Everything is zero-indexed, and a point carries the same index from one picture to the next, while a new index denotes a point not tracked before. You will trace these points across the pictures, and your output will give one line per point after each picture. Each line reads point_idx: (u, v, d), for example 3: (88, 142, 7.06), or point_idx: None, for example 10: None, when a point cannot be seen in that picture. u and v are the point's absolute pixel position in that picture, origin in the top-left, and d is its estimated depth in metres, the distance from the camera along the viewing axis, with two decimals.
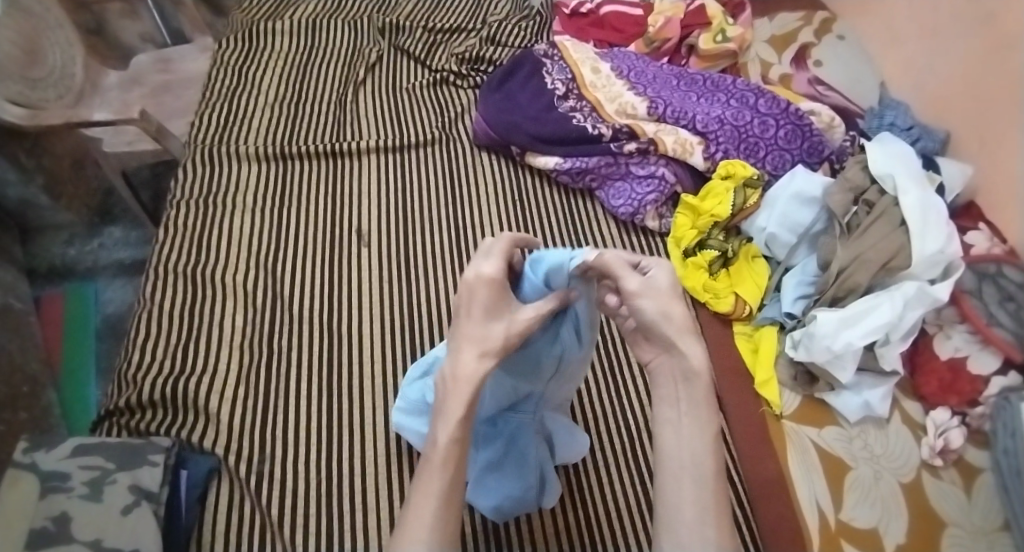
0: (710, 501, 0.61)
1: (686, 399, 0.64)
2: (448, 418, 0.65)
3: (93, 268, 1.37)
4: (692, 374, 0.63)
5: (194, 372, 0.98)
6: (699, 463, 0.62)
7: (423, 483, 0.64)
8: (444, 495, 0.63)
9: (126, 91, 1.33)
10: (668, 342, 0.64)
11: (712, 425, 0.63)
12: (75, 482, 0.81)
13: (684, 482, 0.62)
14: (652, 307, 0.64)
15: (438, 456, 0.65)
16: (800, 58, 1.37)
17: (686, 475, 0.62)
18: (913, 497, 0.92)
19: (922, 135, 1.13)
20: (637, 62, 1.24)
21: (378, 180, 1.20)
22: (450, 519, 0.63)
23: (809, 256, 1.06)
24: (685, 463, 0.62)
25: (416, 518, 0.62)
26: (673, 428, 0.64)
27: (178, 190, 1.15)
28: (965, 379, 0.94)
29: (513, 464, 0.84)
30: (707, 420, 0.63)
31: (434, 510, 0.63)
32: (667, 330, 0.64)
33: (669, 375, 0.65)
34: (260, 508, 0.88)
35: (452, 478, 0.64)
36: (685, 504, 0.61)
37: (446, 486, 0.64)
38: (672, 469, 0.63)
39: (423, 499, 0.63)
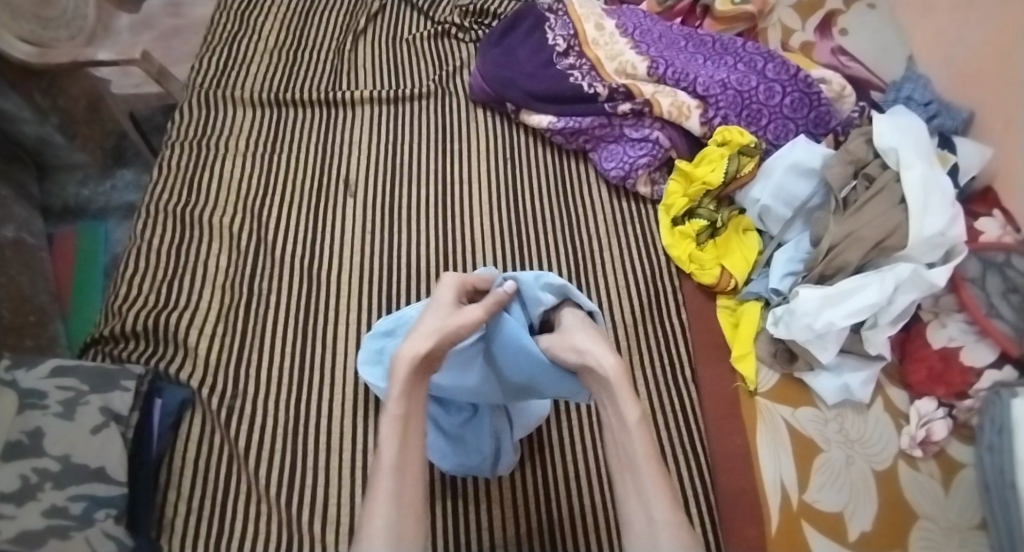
0: (651, 490, 0.70)
1: (614, 403, 0.74)
2: (391, 400, 0.74)
3: (105, 208, 1.42)
4: (610, 376, 0.75)
5: (175, 308, 1.01)
6: (633, 453, 0.72)
7: (376, 465, 0.71)
8: (394, 474, 0.69)
9: (138, 34, 1.35)
10: (583, 353, 0.77)
11: (632, 412, 0.73)
12: (51, 401, 0.85)
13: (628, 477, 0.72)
14: (581, 337, 0.78)
15: (394, 433, 0.72)
16: (824, 26, 1.28)
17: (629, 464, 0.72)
18: (885, 485, 0.89)
19: (941, 111, 1.07)
20: (644, 20, 1.19)
21: (370, 132, 1.20)
22: (407, 490, 0.69)
23: (803, 233, 1.02)
24: (625, 456, 0.73)
25: (376, 496, 0.68)
26: (615, 432, 0.74)
27: (174, 131, 1.17)
28: (955, 371, 0.90)
29: (471, 434, 0.89)
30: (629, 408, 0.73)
31: (388, 486, 0.68)
32: (582, 345, 0.77)
33: (601, 385, 0.76)
34: (229, 441, 0.92)
35: (401, 451, 0.71)
36: (630, 495, 0.71)
37: (394, 464, 0.70)
38: (626, 465, 0.72)
39: (379, 477, 0.70)
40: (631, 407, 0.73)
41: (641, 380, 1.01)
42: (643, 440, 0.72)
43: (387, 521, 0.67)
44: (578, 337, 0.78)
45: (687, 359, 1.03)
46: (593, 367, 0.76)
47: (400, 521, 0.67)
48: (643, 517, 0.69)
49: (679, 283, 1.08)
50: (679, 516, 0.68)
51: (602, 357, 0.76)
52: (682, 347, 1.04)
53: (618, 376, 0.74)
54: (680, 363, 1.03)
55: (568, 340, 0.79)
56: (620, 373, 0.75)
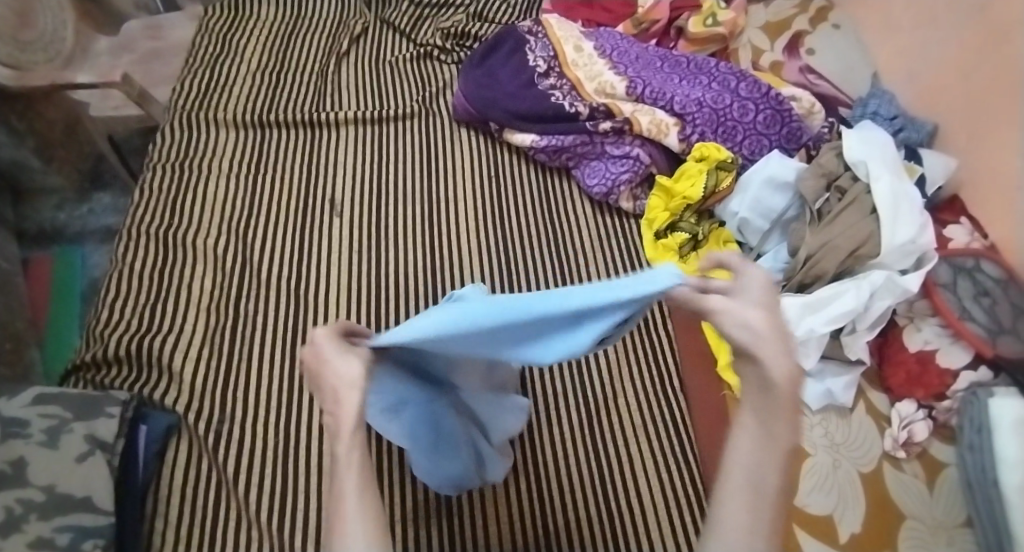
0: (768, 523, 0.51)
1: (769, 414, 0.52)
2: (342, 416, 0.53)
3: (81, 232, 1.40)
4: None
5: (159, 332, 0.99)
6: None
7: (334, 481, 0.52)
8: (363, 474, 0.52)
9: (117, 57, 1.35)
10: (753, 340, 0.53)
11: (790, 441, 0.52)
12: (33, 429, 0.83)
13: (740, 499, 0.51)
14: (751, 316, 0.54)
15: (348, 448, 0.52)
16: (793, 46, 1.32)
17: None
18: (871, 487, 0.91)
19: (907, 125, 1.12)
20: (622, 42, 1.23)
21: (354, 152, 1.21)
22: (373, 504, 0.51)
23: (780, 244, 1.05)
24: (746, 475, 0.52)
25: (341, 499, 0.51)
26: (745, 442, 0.53)
27: (155, 154, 1.16)
28: (933, 373, 0.93)
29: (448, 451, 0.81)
30: None
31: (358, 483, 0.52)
32: (758, 330, 0.53)
33: (753, 388, 0.53)
34: (217, 466, 0.90)
35: (367, 459, 0.53)
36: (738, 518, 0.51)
37: (365, 459, 0.53)
38: None
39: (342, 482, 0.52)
40: None
41: (632, 392, 1.02)
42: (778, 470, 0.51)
43: (363, 519, 0.50)
44: (737, 304, 0.55)
45: (676, 370, 1.04)
46: (754, 358, 0.53)
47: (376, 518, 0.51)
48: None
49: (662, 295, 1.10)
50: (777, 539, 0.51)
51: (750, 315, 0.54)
52: (671, 360, 1.05)
53: None
54: (668, 375, 1.04)
55: (729, 305, 0.55)
56: (801, 387, 0.52)
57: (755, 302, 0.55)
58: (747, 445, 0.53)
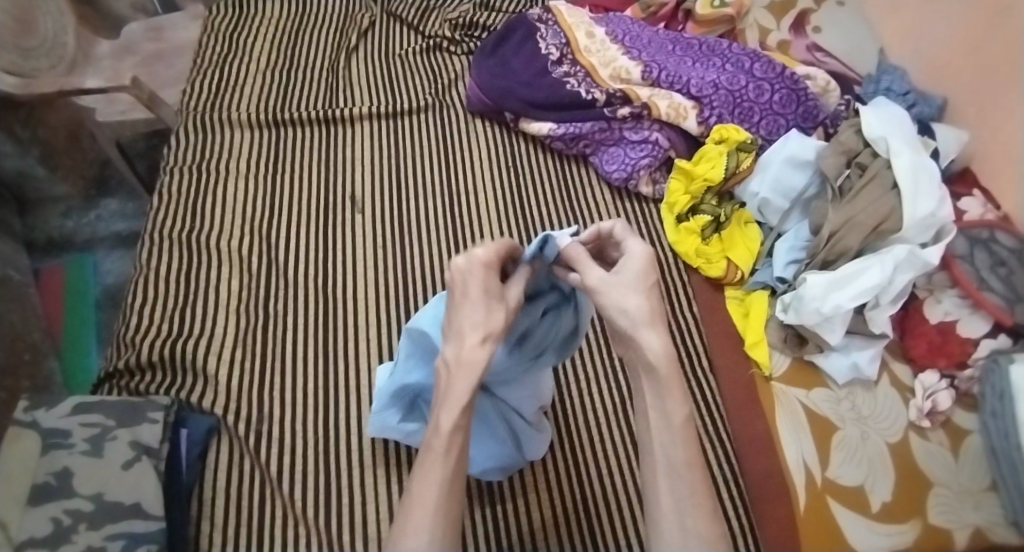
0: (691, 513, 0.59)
1: (659, 397, 0.62)
2: (453, 405, 0.63)
3: (91, 240, 1.38)
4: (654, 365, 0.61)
5: (189, 336, 0.99)
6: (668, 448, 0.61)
7: (424, 472, 0.62)
8: (445, 484, 0.62)
9: (120, 60, 1.33)
10: (631, 329, 0.61)
11: (679, 412, 0.61)
12: (75, 439, 0.83)
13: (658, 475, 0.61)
14: (633, 302, 0.62)
15: (440, 445, 0.63)
16: (799, 25, 1.33)
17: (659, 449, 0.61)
18: (900, 459, 0.93)
19: (919, 100, 1.13)
20: (632, 27, 1.23)
21: (371, 148, 1.20)
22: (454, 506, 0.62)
23: (801, 222, 1.06)
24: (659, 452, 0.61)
25: (419, 506, 0.61)
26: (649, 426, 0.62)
27: (171, 157, 1.16)
28: (955, 342, 0.95)
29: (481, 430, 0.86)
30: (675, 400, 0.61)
31: (435, 497, 0.61)
32: (636, 318, 0.61)
33: (644, 373, 0.62)
34: (260, 466, 0.90)
35: (453, 465, 0.63)
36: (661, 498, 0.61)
37: (447, 474, 0.62)
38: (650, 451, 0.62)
39: (425, 487, 0.62)
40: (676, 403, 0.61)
41: None
42: (684, 440, 0.61)
43: (429, 534, 0.59)
44: (625, 296, 0.62)
45: (704, 350, 1.06)
46: (636, 345, 0.62)
47: (442, 532, 0.60)
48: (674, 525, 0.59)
49: (686, 277, 1.12)
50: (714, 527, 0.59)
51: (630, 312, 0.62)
52: (698, 340, 1.07)
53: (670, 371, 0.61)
54: (697, 354, 1.06)
55: (610, 288, 0.63)
56: (673, 363, 0.61)
57: (635, 285, 0.63)
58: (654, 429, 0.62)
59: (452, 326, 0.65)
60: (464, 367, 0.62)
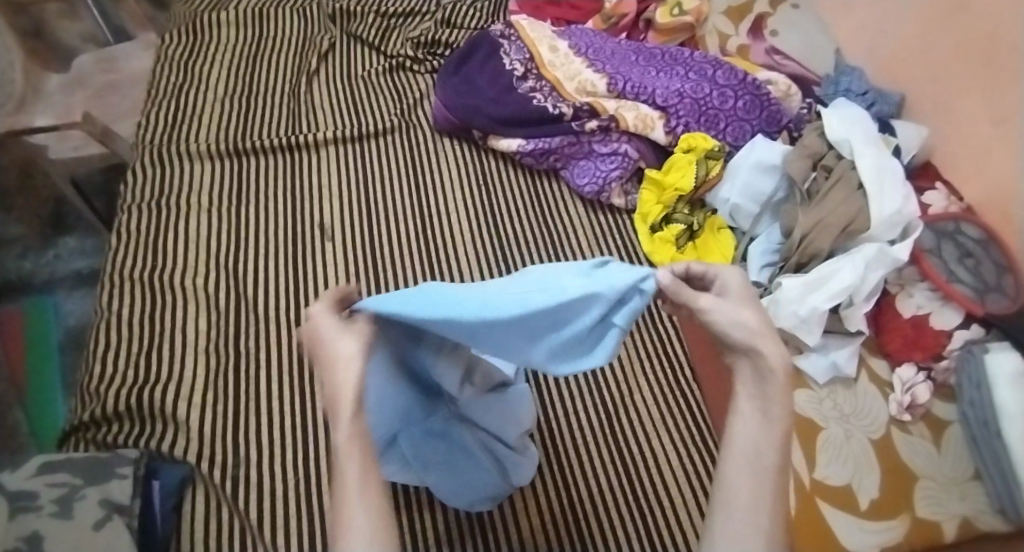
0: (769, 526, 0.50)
1: (762, 393, 0.54)
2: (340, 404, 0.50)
3: (51, 280, 1.31)
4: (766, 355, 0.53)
5: (158, 381, 0.96)
6: (766, 450, 0.52)
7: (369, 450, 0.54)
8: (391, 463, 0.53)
9: (69, 93, 1.25)
10: (751, 338, 0.54)
11: (785, 414, 0.53)
12: (43, 501, 0.79)
13: (742, 471, 0.52)
14: (749, 318, 0.55)
15: (349, 440, 0.49)
16: (757, 28, 1.34)
17: (747, 455, 0.53)
18: (884, 454, 0.94)
19: (878, 99, 1.14)
20: (595, 39, 1.24)
21: (339, 173, 1.18)
22: None
23: (772, 225, 1.08)
24: (746, 448, 0.53)
25: (346, 505, 0.47)
26: (746, 426, 0.54)
27: (128, 194, 1.12)
28: (929, 335, 0.96)
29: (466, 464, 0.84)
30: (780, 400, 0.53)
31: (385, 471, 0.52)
32: (753, 328, 0.55)
33: (748, 376, 0.55)
34: (240, 514, 0.87)
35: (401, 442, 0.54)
36: (742, 487, 0.51)
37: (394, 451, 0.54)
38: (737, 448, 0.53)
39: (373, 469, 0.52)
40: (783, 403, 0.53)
41: (647, 387, 1.04)
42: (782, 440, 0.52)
43: (367, 536, 0.46)
44: (742, 312, 0.56)
45: (686, 361, 1.07)
46: (747, 349, 0.55)
47: (380, 522, 0.48)
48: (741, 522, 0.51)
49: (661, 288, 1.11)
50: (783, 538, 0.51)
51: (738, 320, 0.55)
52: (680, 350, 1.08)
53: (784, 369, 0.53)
54: (679, 365, 1.06)
55: (720, 306, 0.57)
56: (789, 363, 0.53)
57: (742, 303, 0.57)
58: (746, 423, 0.54)
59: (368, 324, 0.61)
60: (341, 364, 0.52)
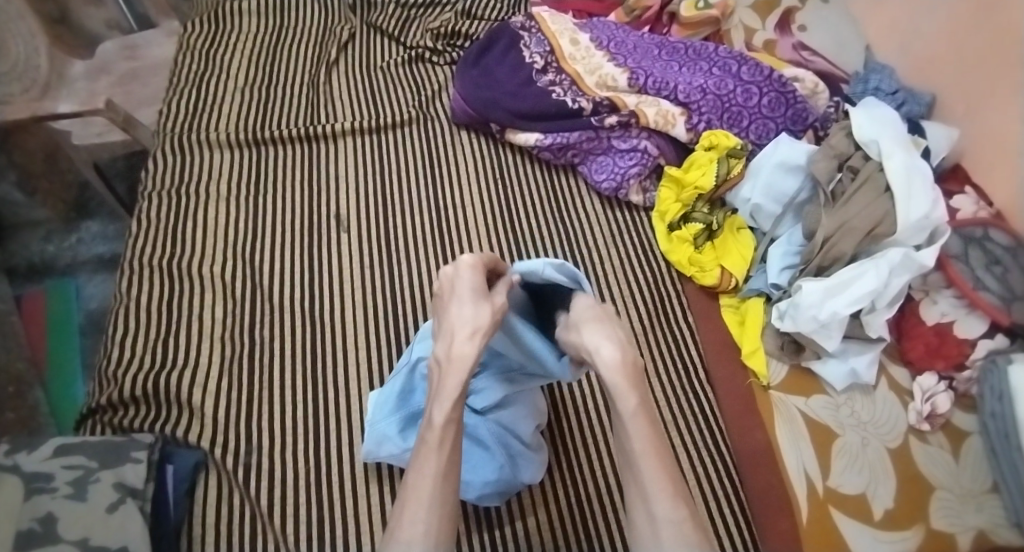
0: (664, 506, 0.68)
1: (610, 399, 0.73)
2: (443, 400, 0.72)
3: (72, 264, 1.34)
4: (604, 369, 0.73)
5: (173, 367, 0.97)
6: (630, 446, 0.71)
7: (418, 464, 0.70)
8: (438, 474, 0.69)
9: (94, 80, 1.29)
10: (584, 346, 0.75)
11: (628, 406, 0.71)
12: (58, 483, 0.80)
13: (626, 466, 0.72)
14: (590, 333, 0.75)
15: (435, 438, 0.70)
16: (784, 24, 1.31)
17: (626, 459, 0.71)
18: (901, 463, 0.92)
19: (908, 98, 1.10)
20: (617, 32, 1.21)
21: (355, 164, 1.18)
22: (449, 495, 0.68)
23: (794, 226, 1.05)
24: (620, 447, 0.72)
25: (414, 500, 0.67)
26: (617, 430, 0.73)
27: (149, 181, 1.13)
28: (952, 343, 0.93)
29: (478, 452, 0.86)
30: (624, 400, 0.71)
31: (431, 488, 0.68)
32: (583, 338, 0.75)
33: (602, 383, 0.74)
34: (250, 500, 0.88)
35: (448, 458, 0.70)
36: (632, 489, 0.71)
37: (441, 465, 0.69)
38: (623, 457, 0.72)
39: (419, 478, 0.69)
40: (625, 398, 0.71)
41: (658, 389, 1.03)
42: (638, 431, 0.70)
43: (424, 524, 0.66)
44: (585, 332, 0.75)
45: (699, 361, 1.06)
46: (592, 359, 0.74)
47: (436, 519, 0.66)
48: (644, 517, 0.68)
49: (680, 287, 1.11)
50: (676, 504, 0.67)
51: (600, 350, 0.73)
52: (694, 351, 1.06)
53: (614, 370, 0.72)
54: (693, 366, 1.05)
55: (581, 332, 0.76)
56: (618, 365, 0.73)
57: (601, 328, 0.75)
58: (615, 425, 0.73)
59: (445, 328, 0.76)
60: (455, 363, 0.73)
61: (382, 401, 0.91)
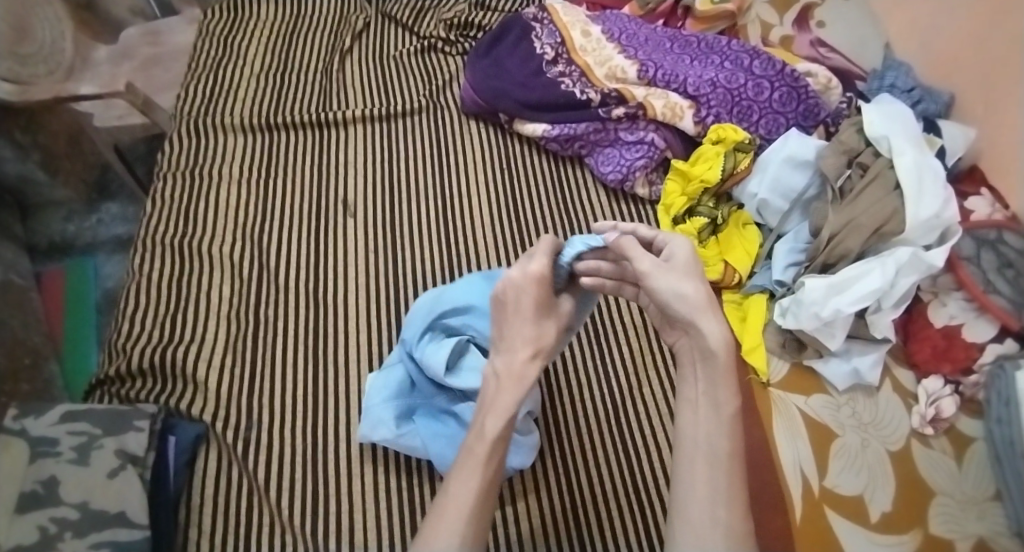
0: (720, 503, 0.60)
1: (710, 390, 0.63)
2: (496, 414, 0.69)
3: (92, 243, 1.39)
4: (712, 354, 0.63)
5: (181, 342, 0.99)
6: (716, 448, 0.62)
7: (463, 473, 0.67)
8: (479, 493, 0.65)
9: (117, 65, 1.33)
10: (690, 317, 0.65)
11: (729, 407, 0.63)
12: (63, 448, 0.83)
13: (698, 465, 0.62)
14: (691, 288, 0.66)
15: (482, 450, 0.67)
16: (802, 20, 1.29)
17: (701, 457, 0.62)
18: (902, 466, 0.90)
19: (924, 96, 1.08)
20: (629, 25, 1.21)
21: (365, 150, 1.20)
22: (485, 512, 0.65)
23: (802, 223, 1.04)
24: (701, 445, 0.62)
25: (453, 502, 0.65)
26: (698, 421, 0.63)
27: (165, 163, 1.16)
28: (959, 348, 0.91)
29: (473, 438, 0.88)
30: (724, 400, 0.63)
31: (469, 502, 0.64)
32: (691, 305, 0.65)
33: (702, 368, 0.65)
34: (247, 474, 0.91)
35: (484, 481, 0.66)
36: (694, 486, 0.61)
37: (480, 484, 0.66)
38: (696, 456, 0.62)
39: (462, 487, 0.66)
40: (728, 398, 0.63)
41: (657, 382, 1.01)
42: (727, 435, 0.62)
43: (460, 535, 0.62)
44: (677, 280, 0.66)
45: None
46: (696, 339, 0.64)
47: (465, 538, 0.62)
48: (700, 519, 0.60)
49: None
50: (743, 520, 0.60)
51: (692, 309, 0.65)
52: None
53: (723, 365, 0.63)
54: None
55: (662, 274, 0.67)
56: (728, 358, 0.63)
57: (687, 274, 0.67)
58: (701, 417, 0.63)
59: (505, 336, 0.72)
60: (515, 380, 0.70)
61: (381, 385, 0.93)
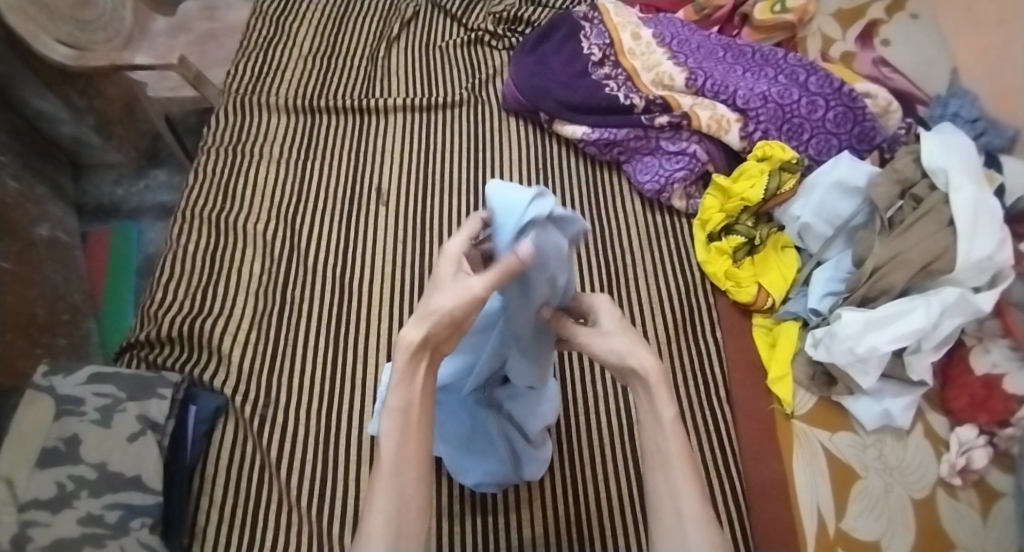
0: (689, 504, 0.61)
1: (648, 398, 0.64)
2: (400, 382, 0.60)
3: (138, 208, 1.42)
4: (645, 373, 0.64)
5: (209, 314, 1.01)
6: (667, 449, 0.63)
7: (382, 450, 0.60)
8: (401, 462, 0.59)
9: (172, 38, 1.36)
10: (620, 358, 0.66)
11: (669, 412, 0.63)
12: (87, 407, 0.86)
13: (658, 472, 0.64)
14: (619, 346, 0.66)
15: (398, 421, 0.60)
16: (866, 36, 1.21)
17: (660, 464, 0.63)
18: (923, 515, 0.85)
19: (988, 128, 0.97)
20: (682, 30, 1.17)
21: (403, 139, 1.19)
22: (409, 482, 0.59)
23: (844, 251, 0.98)
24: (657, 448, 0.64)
25: (379, 483, 0.59)
26: (646, 428, 0.65)
27: (210, 137, 1.18)
28: (997, 399, 0.84)
29: (483, 445, 0.84)
30: (665, 403, 0.64)
31: (392, 475, 0.59)
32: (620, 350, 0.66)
33: (636, 385, 0.66)
34: (261, 449, 0.93)
35: (411, 439, 0.60)
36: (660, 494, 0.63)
37: (403, 450, 0.59)
38: (652, 460, 0.64)
39: (383, 466, 0.59)
40: (667, 403, 0.63)
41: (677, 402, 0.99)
42: (676, 438, 0.63)
43: (388, 513, 0.58)
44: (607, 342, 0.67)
45: (721, 379, 1.01)
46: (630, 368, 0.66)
47: (398, 519, 0.59)
48: (672, 515, 0.61)
49: (713, 299, 1.06)
50: (709, 508, 0.61)
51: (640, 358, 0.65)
52: (717, 366, 1.02)
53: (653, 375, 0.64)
54: (714, 383, 1.01)
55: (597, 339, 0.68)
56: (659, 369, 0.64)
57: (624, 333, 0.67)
58: (648, 426, 0.64)
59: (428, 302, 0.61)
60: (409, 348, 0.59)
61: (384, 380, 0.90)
